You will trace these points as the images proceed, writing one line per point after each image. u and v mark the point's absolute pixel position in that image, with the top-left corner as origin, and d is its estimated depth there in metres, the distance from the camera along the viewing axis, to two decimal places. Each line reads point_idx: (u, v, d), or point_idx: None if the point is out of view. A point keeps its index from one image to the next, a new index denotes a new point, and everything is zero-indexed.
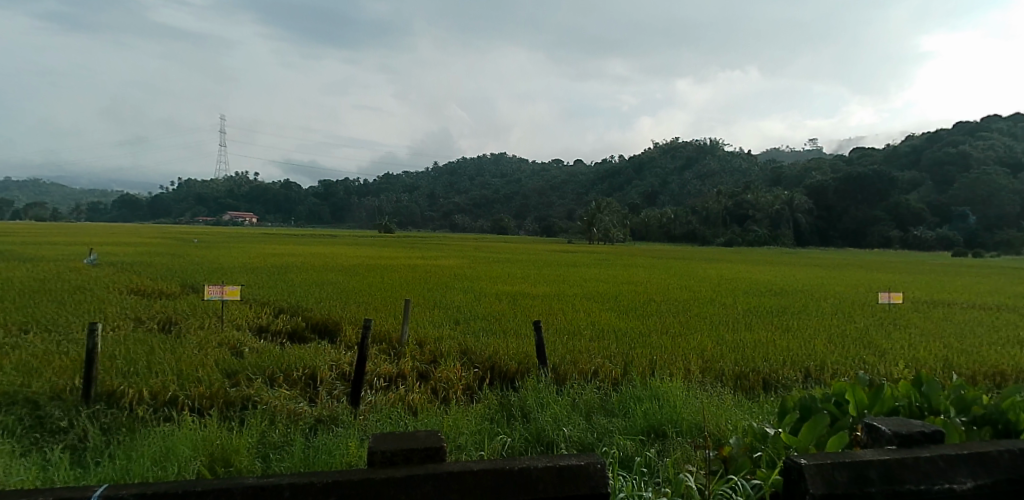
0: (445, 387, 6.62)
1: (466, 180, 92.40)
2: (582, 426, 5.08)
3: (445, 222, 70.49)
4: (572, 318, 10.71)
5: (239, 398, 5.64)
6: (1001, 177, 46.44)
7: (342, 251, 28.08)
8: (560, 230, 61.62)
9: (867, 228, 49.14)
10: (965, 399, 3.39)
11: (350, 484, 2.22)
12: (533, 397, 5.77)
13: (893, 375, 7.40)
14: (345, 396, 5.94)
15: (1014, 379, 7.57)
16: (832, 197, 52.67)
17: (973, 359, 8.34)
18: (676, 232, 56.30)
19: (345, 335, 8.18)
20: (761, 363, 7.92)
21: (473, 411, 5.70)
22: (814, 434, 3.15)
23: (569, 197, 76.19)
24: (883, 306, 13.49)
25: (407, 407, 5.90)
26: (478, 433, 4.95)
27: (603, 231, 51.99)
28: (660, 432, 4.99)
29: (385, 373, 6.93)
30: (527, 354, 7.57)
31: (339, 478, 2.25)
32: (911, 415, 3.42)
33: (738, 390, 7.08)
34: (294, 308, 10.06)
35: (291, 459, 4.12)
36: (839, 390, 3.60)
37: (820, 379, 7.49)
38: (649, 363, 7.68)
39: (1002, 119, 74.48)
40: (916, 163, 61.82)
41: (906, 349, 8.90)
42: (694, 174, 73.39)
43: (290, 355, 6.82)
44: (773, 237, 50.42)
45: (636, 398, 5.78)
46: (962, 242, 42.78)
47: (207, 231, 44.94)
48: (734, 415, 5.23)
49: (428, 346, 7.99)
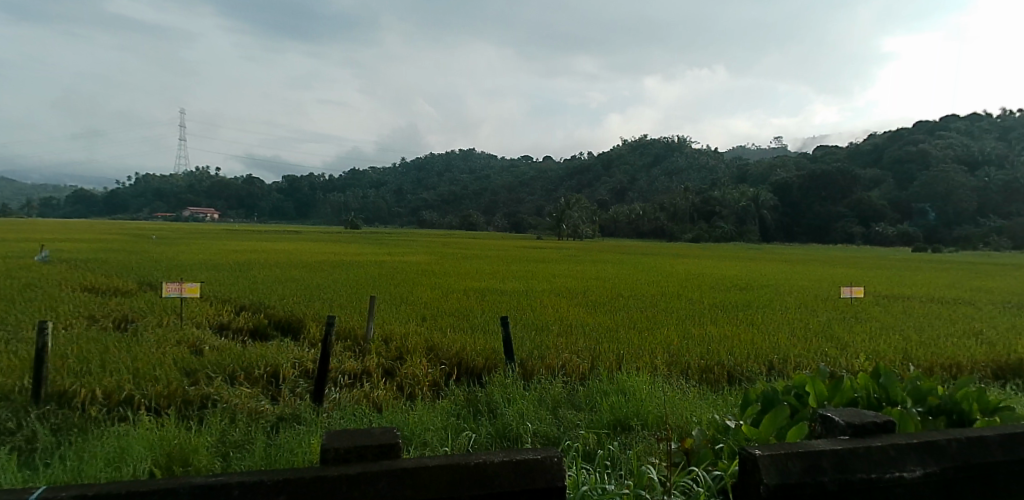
0: (410, 383, 6.60)
1: (434, 176, 92.10)
2: (549, 420, 5.09)
3: (412, 218, 70.15)
4: (540, 314, 10.70)
5: (198, 397, 5.52)
6: (958, 175, 48.31)
7: (306, 247, 27.75)
8: (529, 226, 61.66)
9: (831, 224, 50.31)
10: (920, 389, 3.48)
11: (302, 481, 2.18)
12: (500, 392, 5.77)
13: (853, 368, 7.59)
14: (308, 392, 5.88)
15: (968, 371, 7.81)
16: (796, 193, 54.22)
17: (931, 351, 8.60)
18: (644, 228, 56.87)
19: (309, 332, 8.05)
20: (727, 356, 8.03)
21: (439, 407, 5.69)
22: (774, 425, 3.21)
23: (537, 193, 76.35)
24: (844, 301, 13.76)
25: (372, 404, 5.87)
26: (444, 428, 4.96)
27: (572, 227, 52.28)
28: (625, 425, 5.03)
29: (349, 370, 6.86)
30: (494, 349, 7.57)
31: (290, 474, 2.21)
32: (870, 406, 3.50)
33: (702, 383, 7.18)
34: (256, 305, 9.89)
35: (252, 457, 4.07)
36: (800, 382, 3.66)
37: (783, 371, 7.63)
38: (617, 358, 7.74)
39: (958, 118, 76.88)
40: (877, 161, 63.50)
41: (866, 341, 9.15)
42: (661, 171, 74.35)
43: (253, 352, 6.71)
44: (739, 233, 51.21)
45: (603, 392, 5.83)
46: (922, 238, 44.06)
47: (167, 228, 43.79)
48: (699, 408, 5.28)
49: (394, 343, 7.93)
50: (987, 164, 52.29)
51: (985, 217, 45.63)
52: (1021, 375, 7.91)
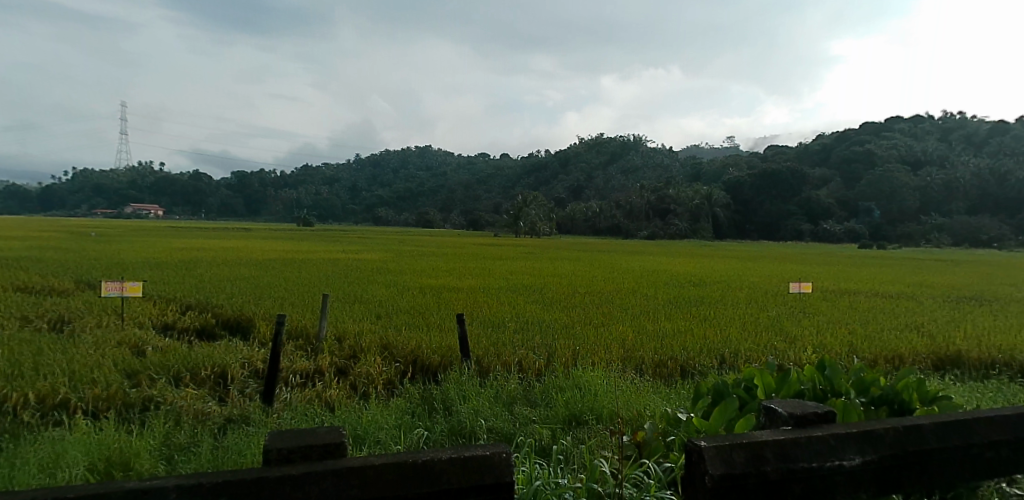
0: (364, 382, 6.52)
1: (390, 173, 91.02)
2: (504, 416, 5.10)
3: (367, 216, 69.26)
4: (497, 311, 10.68)
5: (140, 399, 5.34)
6: (902, 175, 50.21)
7: (255, 245, 26.96)
8: (486, 224, 61.57)
9: (781, 222, 51.76)
10: (864, 381, 3.62)
11: (240, 484, 2.09)
12: (455, 389, 5.74)
13: (801, 361, 7.82)
14: (258, 393, 5.75)
15: (910, 363, 8.13)
16: (748, 190, 55.57)
17: (876, 343, 8.91)
18: (600, 226, 57.23)
19: (258, 331, 7.86)
20: (680, 350, 8.16)
21: (393, 406, 5.63)
22: (723, 418, 3.28)
23: (495, 190, 76.33)
24: (794, 295, 14.10)
25: (324, 404, 5.79)
26: (397, 427, 4.92)
27: (529, 225, 52.45)
28: (580, 420, 5.07)
29: (301, 370, 6.74)
30: (450, 347, 7.51)
31: (233, 477, 2.11)
32: (816, 396, 3.58)
33: (656, 378, 7.29)
34: (203, 305, 9.61)
35: (198, 460, 3.98)
36: (749, 375, 3.77)
37: (733, 365, 7.80)
38: (572, 353, 7.81)
39: (902, 120, 79.92)
40: (824, 161, 65.56)
41: (814, 334, 9.43)
42: (617, 170, 75.26)
43: (199, 353, 6.52)
44: (693, 231, 52.19)
45: (559, 388, 5.86)
46: (867, 235, 45.80)
47: (109, 224, 42.07)
48: (653, 401, 5.33)
49: (348, 341, 7.81)
50: (929, 164, 54.55)
51: (926, 216, 47.65)
52: (960, 366, 8.27)
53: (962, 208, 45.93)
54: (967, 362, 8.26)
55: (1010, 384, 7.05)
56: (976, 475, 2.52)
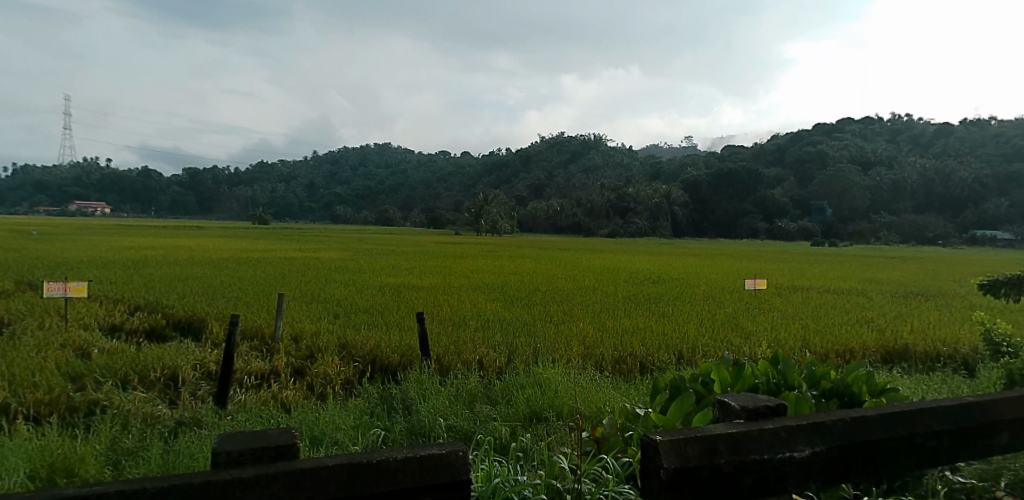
0: (321, 383, 6.41)
1: (348, 169, 89.74)
2: (464, 415, 5.07)
3: (325, 214, 68.14)
4: (457, 309, 10.62)
5: (85, 404, 5.14)
6: (853, 173, 51.81)
7: (207, 244, 26.22)
8: (447, 222, 61.35)
9: (737, 220, 52.86)
10: (815, 375, 3.71)
11: (185, 487, 1.98)
12: (415, 389, 5.68)
13: (755, 356, 8.00)
14: (210, 395, 5.61)
15: (860, 356, 8.39)
16: (705, 190, 56.59)
17: (827, 338, 9.15)
18: (561, 224, 57.49)
19: (211, 332, 7.68)
20: (639, 347, 8.26)
21: (351, 406, 5.57)
22: (681, 413, 3.32)
23: (456, 188, 76.05)
24: (749, 292, 14.42)
25: (279, 405, 5.67)
26: (354, 427, 4.87)
27: (491, 223, 52.47)
28: (540, 417, 5.07)
29: (256, 371, 6.59)
30: (410, 346, 7.45)
31: (180, 480, 1.98)
32: (770, 390, 3.65)
33: (615, 374, 7.36)
34: (152, 305, 9.34)
35: (147, 464, 3.86)
36: (706, 370, 3.84)
37: (691, 360, 7.92)
38: (532, 351, 7.82)
39: (852, 121, 82.49)
40: (779, 160, 67.20)
41: (769, 330, 9.66)
42: (578, 168, 75.76)
43: (147, 355, 6.32)
44: (652, 229, 52.85)
45: (519, 386, 5.87)
46: (820, 233, 47.20)
47: (52, 223, 40.30)
48: (612, 397, 5.36)
49: (304, 341, 7.67)
50: (878, 164, 56.45)
51: (876, 214, 49.31)
52: (907, 360, 8.56)
53: (910, 206, 48.36)
54: (914, 355, 8.56)
55: (954, 376, 7.32)
56: (923, 465, 2.38)
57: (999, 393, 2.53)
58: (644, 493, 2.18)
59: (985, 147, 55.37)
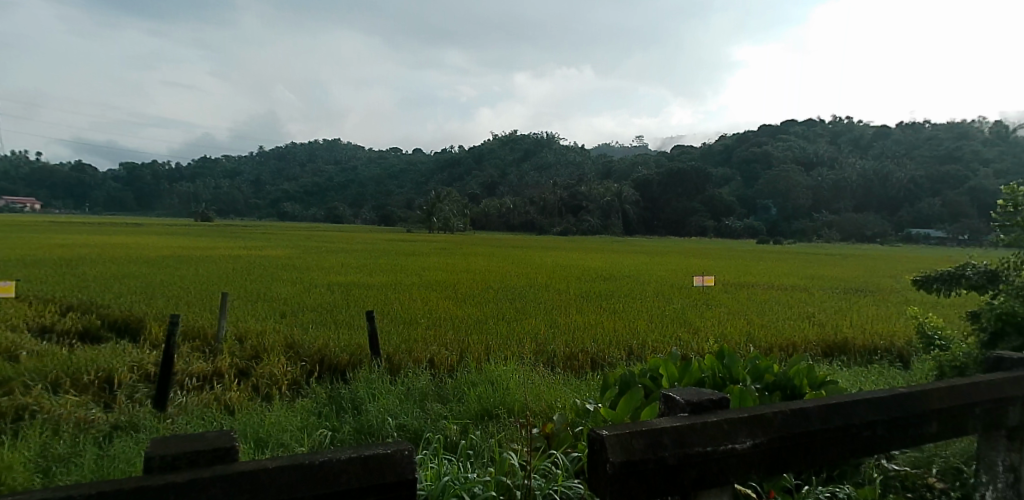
0: (266, 383, 6.25)
1: (296, 165, 87.67)
2: (416, 413, 5.02)
3: (272, 211, 66.41)
4: (408, 308, 10.52)
5: (12, 409, 4.89)
6: (795, 173, 53.55)
7: (146, 242, 25.19)
8: (399, 220, 61.01)
9: (686, 218, 53.92)
10: (759, 368, 3.82)
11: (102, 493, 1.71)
12: (365, 388, 5.60)
13: (702, 350, 8.16)
14: (149, 398, 5.43)
15: (801, 350, 8.66)
16: (656, 189, 57.46)
17: (771, 333, 9.41)
18: (514, 222, 57.49)
19: (150, 332, 7.42)
20: (590, 343, 8.34)
21: (298, 406, 5.46)
22: (629, 408, 3.36)
23: (407, 186, 75.30)
24: (697, 288, 14.71)
25: (223, 406, 5.52)
26: (301, 428, 4.80)
27: (443, 221, 52.26)
28: (492, 414, 5.07)
29: (198, 373, 6.40)
30: (359, 345, 7.34)
31: (98, 486, 1.72)
32: (716, 384, 3.74)
33: (567, 370, 7.41)
34: (86, 305, 8.95)
35: (80, 470, 3.70)
36: (654, 366, 3.90)
37: (641, 355, 8.04)
38: (483, 349, 7.80)
39: (796, 123, 85.21)
40: (726, 161, 68.88)
41: (716, 325, 9.88)
42: (531, 166, 76.01)
43: (80, 357, 6.06)
44: (604, 227, 53.49)
45: (471, 383, 5.86)
46: (765, 231, 48.72)
47: None
48: (564, 394, 5.40)
49: (249, 342, 7.47)
50: (820, 165, 58.47)
51: (818, 213, 51.16)
52: (846, 353, 8.88)
53: (849, 206, 50.41)
54: (853, 349, 8.91)
55: (889, 368, 7.65)
56: (856, 454, 2.19)
57: (949, 379, 2.40)
58: (590, 491, 1.95)
59: (919, 150, 57.97)
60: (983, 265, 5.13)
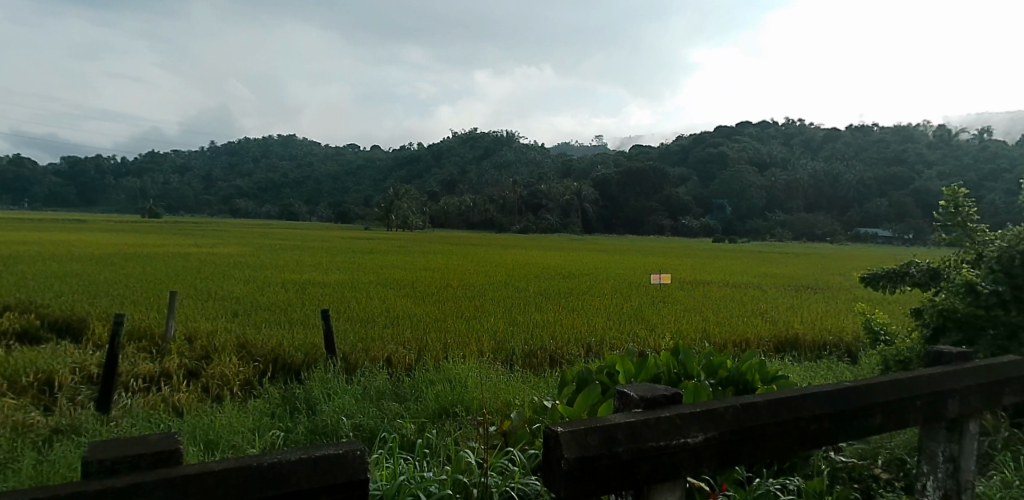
0: (218, 384, 6.08)
1: (249, 161, 85.57)
2: (371, 413, 4.94)
3: (224, 207, 64.57)
4: (366, 306, 10.38)
5: None
6: (750, 174, 54.79)
7: (91, 239, 24.24)
8: (356, 217, 60.23)
9: (644, 217, 54.52)
10: (713, 364, 3.88)
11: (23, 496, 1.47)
12: (320, 388, 5.49)
13: (659, 347, 8.27)
14: (91, 401, 5.23)
15: (755, 346, 8.83)
16: (615, 188, 58.01)
17: (726, 330, 9.59)
18: (474, 220, 57.04)
19: (94, 332, 7.15)
20: (549, 340, 8.36)
21: (251, 407, 5.32)
22: (586, 404, 3.38)
23: (365, 184, 74.28)
24: (654, 286, 14.92)
25: (171, 408, 5.35)
26: (254, 428, 4.70)
27: (401, 218, 51.84)
28: (450, 412, 5.03)
29: (145, 373, 6.20)
30: (314, 344, 7.19)
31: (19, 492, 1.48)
32: (670, 380, 3.80)
33: (526, 368, 7.42)
34: (24, 305, 8.55)
35: (18, 476, 3.55)
36: (611, 363, 3.94)
37: (599, 353, 8.11)
38: (442, 347, 7.75)
39: (751, 124, 87.04)
40: (683, 160, 69.96)
41: (673, 322, 10.02)
42: (490, 164, 75.89)
43: (18, 359, 5.79)
44: (563, 225, 53.64)
45: (429, 382, 5.80)
46: (720, 230, 49.75)
47: None
48: (523, 391, 5.40)
49: (199, 341, 7.27)
50: (773, 166, 59.91)
51: (771, 212, 52.44)
52: (798, 348, 9.12)
53: (801, 205, 51.78)
54: (804, 344, 9.15)
55: (839, 363, 7.88)
56: (804, 446, 2.23)
57: (897, 372, 2.47)
58: (545, 490, 1.94)
59: (867, 152, 59.84)
60: (927, 264, 5.30)
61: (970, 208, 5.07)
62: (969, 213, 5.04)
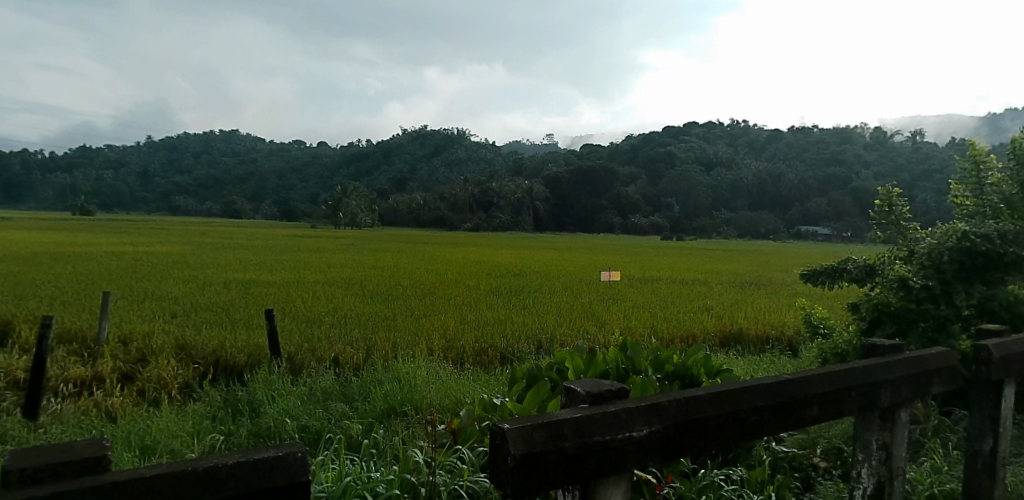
0: (154, 387, 5.86)
1: (189, 156, 82.68)
2: (316, 414, 4.83)
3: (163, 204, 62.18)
4: (312, 305, 10.18)
5: None
6: (697, 173, 55.95)
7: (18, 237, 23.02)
8: (303, 215, 58.98)
9: (594, 215, 55.04)
10: (660, 358, 3.94)
11: None
12: (263, 390, 5.35)
13: (608, 343, 8.38)
14: (17, 407, 4.96)
15: (701, 341, 9.02)
16: (565, 186, 58.34)
17: (673, 325, 9.78)
18: (424, 218, 55.91)
19: (19, 336, 6.77)
20: (499, 338, 8.35)
21: (190, 410, 5.14)
22: (536, 401, 3.40)
23: (312, 183, 72.85)
24: (604, 283, 15.09)
25: (104, 413, 5.13)
26: (194, 433, 4.54)
27: (350, 216, 51.08)
28: (398, 412, 4.97)
29: (76, 378, 5.92)
30: (258, 345, 7.01)
31: None
32: (618, 375, 3.85)
33: (476, 366, 7.41)
34: None
35: None
36: (560, 360, 3.96)
37: (549, 350, 8.15)
38: (391, 346, 7.65)
39: (697, 124, 88.91)
40: (632, 159, 70.99)
41: (622, 319, 10.15)
42: (441, 161, 75.42)
43: None
44: (515, 223, 53.70)
45: (377, 382, 5.72)
46: (668, 228, 50.66)
47: None
48: (472, 389, 5.37)
49: (135, 344, 6.98)
50: (719, 165, 61.36)
51: (717, 210, 53.68)
52: (742, 342, 9.37)
53: (746, 204, 53.19)
54: (748, 339, 9.40)
55: (780, 356, 8.14)
56: (745, 437, 2.28)
57: (834, 365, 2.55)
58: (491, 486, 1.92)
59: (808, 153, 61.89)
60: (863, 260, 5.51)
61: (903, 207, 5.31)
62: (902, 212, 5.27)
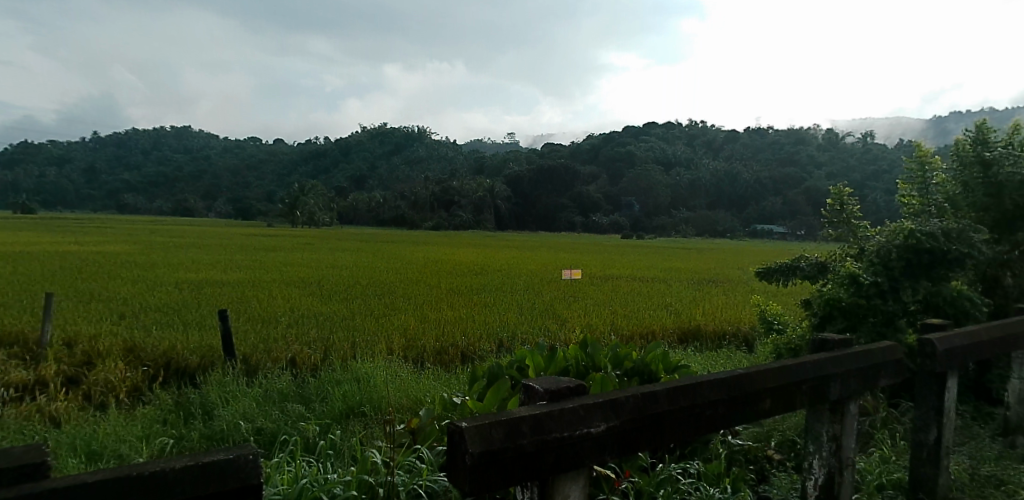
0: (101, 391, 5.65)
1: (138, 153, 80.06)
2: (271, 416, 4.72)
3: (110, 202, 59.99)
4: (269, 305, 10.00)
5: None
6: (656, 172, 56.67)
7: None
8: (259, 214, 57.72)
9: (556, 214, 55.27)
10: (619, 355, 3.97)
11: None
12: (216, 392, 5.21)
13: (567, 340, 8.43)
14: None
15: (659, 338, 9.14)
16: (527, 185, 58.42)
17: (633, 322, 9.89)
18: (384, 216, 55.41)
19: None
20: (460, 337, 8.31)
21: (139, 414, 4.98)
22: (496, 398, 3.41)
23: (268, 181, 71.33)
24: (565, 282, 15.15)
25: (46, 418, 4.93)
26: (143, 437, 4.40)
27: (308, 215, 50.28)
28: (356, 412, 4.90)
29: (16, 382, 5.67)
30: (211, 346, 6.83)
31: None
32: (578, 372, 3.87)
33: (437, 364, 7.38)
34: None
35: None
36: (521, 358, 3.96)
37: (510, 347, 8.14)
38: (350, 346, 7.54)
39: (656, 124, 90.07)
40: (592, 158, 71.50)
41: (582, 316, 10.22)
42: (401, 160, 74.75)
43: None
44: (476, 222, 53.53)
45: (334, 383, 5.62)
46: (628, 226, 51.21)
47: None
48: (431, 388, 5.32)
49: (80, 346, 6.74)
50: (677, 165, 62.26)
51: (676, 209, 54.49)
52: (700, 338, 9.52)
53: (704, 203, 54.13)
54: (706, 334, 9.56)
55: (736, 351, 8.29)
56: (702, 432, 2.31)
57: (788, 359, 2.60)
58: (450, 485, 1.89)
59: (763, 153, 63.32)
60: (815, 258, 5.65)
61: (853, 206, 5.48)
62: (852, 210, 5.45)
